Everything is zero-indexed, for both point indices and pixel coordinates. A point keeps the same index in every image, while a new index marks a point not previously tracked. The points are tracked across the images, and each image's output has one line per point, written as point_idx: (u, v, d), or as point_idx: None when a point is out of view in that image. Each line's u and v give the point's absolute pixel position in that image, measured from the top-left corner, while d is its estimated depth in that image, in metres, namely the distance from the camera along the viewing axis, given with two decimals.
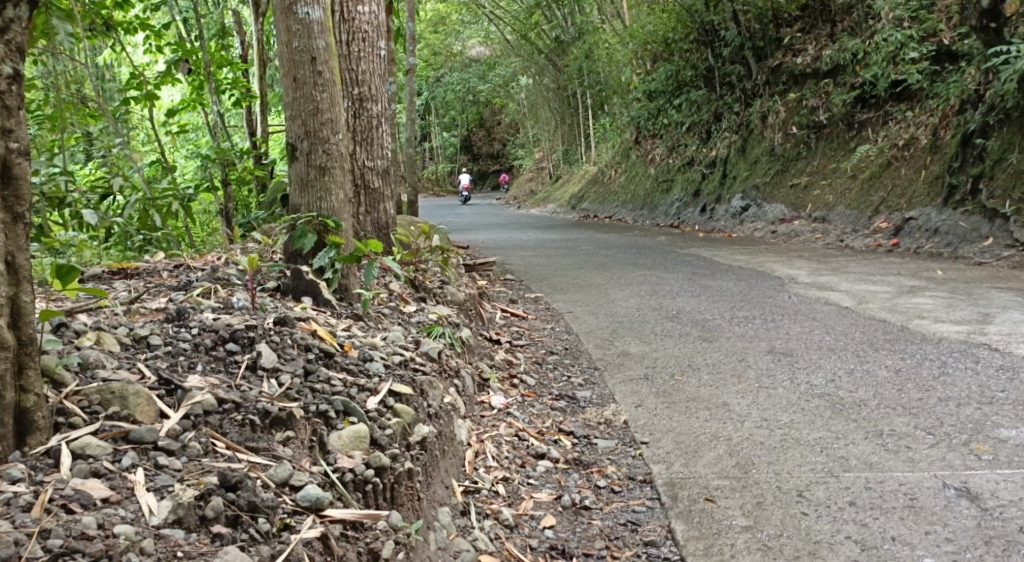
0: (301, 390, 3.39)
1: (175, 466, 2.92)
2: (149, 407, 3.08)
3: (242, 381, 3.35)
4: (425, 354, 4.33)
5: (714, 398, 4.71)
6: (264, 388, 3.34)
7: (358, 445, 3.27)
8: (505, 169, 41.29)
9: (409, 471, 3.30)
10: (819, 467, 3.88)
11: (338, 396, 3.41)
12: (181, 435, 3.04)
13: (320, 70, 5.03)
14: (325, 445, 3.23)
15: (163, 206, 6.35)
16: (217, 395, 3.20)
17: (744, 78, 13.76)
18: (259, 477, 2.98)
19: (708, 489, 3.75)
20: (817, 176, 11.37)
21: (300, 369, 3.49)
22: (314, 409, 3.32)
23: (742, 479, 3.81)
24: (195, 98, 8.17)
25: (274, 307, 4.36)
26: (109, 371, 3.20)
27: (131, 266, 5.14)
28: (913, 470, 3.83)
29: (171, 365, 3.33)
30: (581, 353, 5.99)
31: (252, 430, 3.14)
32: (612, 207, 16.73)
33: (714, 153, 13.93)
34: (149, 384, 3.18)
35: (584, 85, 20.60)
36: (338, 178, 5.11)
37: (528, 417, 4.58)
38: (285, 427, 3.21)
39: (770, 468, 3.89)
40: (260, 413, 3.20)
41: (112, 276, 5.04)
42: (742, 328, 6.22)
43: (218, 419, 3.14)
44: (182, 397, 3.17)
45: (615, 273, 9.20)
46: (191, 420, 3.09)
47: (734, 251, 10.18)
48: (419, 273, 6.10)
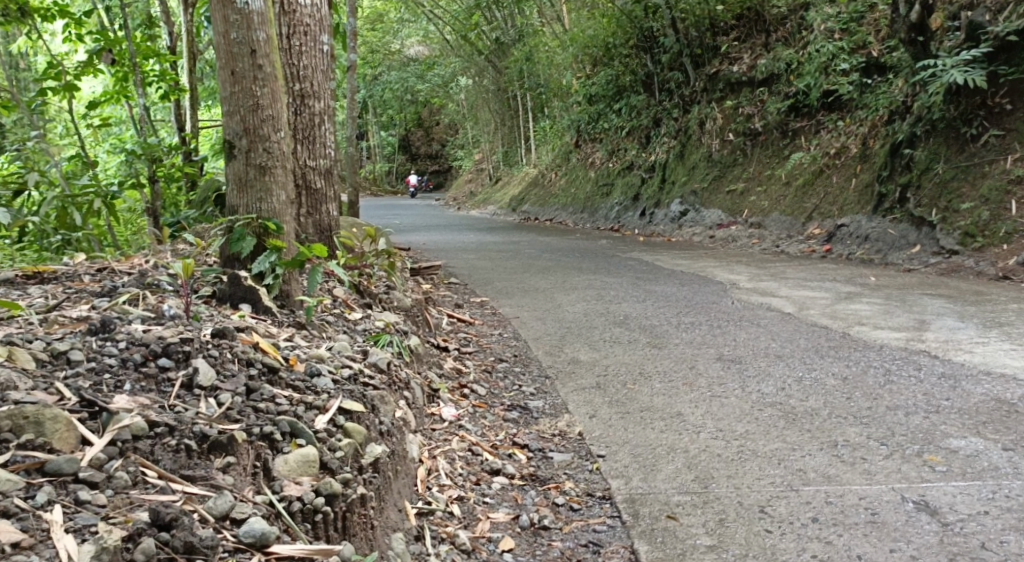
0: (242, 410, 3.16)
1: (99, 501, 2.69)
2: (69, 433, 2.82)
3: (177, 401, 3.10)
4: (373, 365, 4.15)
5: (669, 407, 4.51)
6: (202, 408, 3.10)
7: (307, 471, 3.05)
8: (443, 171, 40.96)
9: (362, 497, 3.09)
10: (778, 480, 3.73)
11: (284, 416, 3.18)
12: (105, 464, 2.80)
13: (260, 63, 4.78)
14: (270, 471, 3.01)
15: None
16: (148, 418, 2.96)
17: (682, 85, 13.72)
18: (195, 510, 2.77)
19: (670, 505, 3.60)
20: (753, 182, 11.35)
21: (242, 388, 3.25)
22: (258, 431, 3.08)
23: (702, 495, 3.65)
24: (119, 90, 7.82)
25: (208, 317, 4.15)
26: (22, 393, 2.92)
27: (47, 270, 4.94)
28: (870, 483, 3.70)
29: (95, 385, 3.06)
30: (530, 360, 5.83)
31: (188, 456, 2.92)
32: (553, 210, 16.63)
33: (653, 157, 13.89)
34: (69, 407, 2.92)
35: (524, 87, 20.83)
36: (279, 178, 4.88)
37: (480, 429, 4.40)
38: (225, 451, 2.97)
39: (730, 482, 3.73)
40: (197, 437, 2.97)
41: (27, 280, 4.86)
42: (690, 335, 6.12)
43: (149, 446, 2.90)
44: (107, 421, 2.92)
45: (558, 277, 9.07)
46: (118, 446, 2.85)
47: (676, 255, 10.12)
48: (364, 278, 5.88)
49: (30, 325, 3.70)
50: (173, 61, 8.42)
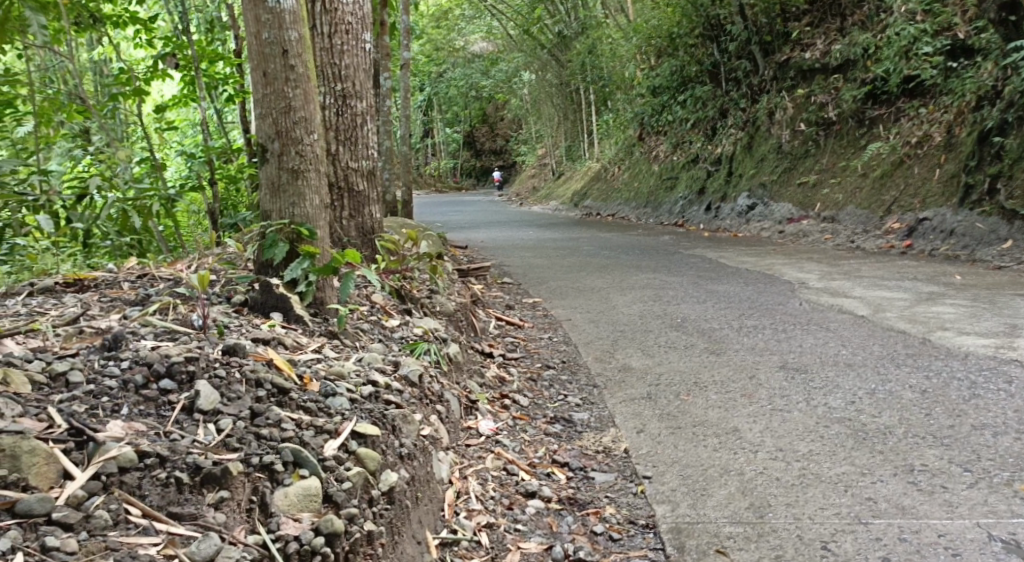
0: (243, 437, 2.98)
1: (68, 548, 2.54)
2: (48, 467, 2.68)
3: (174, 428, 2.95)
4: (403, 378, 3.94)
5: (725, 422, 4.21)
6: (199, 435, 2.94)
7: (308, 506, 2.88)
8: (507, 166, 40.77)
9: (367, 534, 2.94)
10: (844, 512, 3.41)
11: (288, 444, 3.00)
12: (85, 502, 2.65)
13: (292, 64, 4.59)
14: (268, 506, 2.85)
15: (143, 207, 5.99)
16: (138, 448, 2.80)
17: (750, 74, 13.26)
18: (176, 555, 2.61)
19: (719, 538, 3.32)
20: (825, 174, 10.89)
21: (246, 411, 3.08)
22: (257, 461, 2.91)
23: (757, 526, 3.36)
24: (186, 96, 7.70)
25: (236, 327, 3.93)
26: (7, 421, 2.77)
27: (87, 277, 4.70)
28: (952, 517, 3.36)
29: (90, 410, 2.92)
30: (579, 367, 5.56)
31: (177, 491, 2.76)
32: (615, 205, 16.29)
33: (720, 150, 13.47)
34: (54, 437, 2.77)
35: (586, 80, 20.51)
36: (312, 182, 4.69)
37: (519, 446, 4.14)
38: (219, 485, 2.81)
39: (789, 511, 3.43)
40: (190, 468, 2.81)
41: (67, 288, 4.62)
42: (752, 340, 5.78)
43: (136, 479, 2.75)
44: (93, 451, 2.77)
45: (616, 276, 8.76)
46: (101, 480, 2.70)
47: (741, 252, 9.73)
48: (406, 281, 5.69)
49: (49, 338, 3.49)
50: (237, 66, 8.28)
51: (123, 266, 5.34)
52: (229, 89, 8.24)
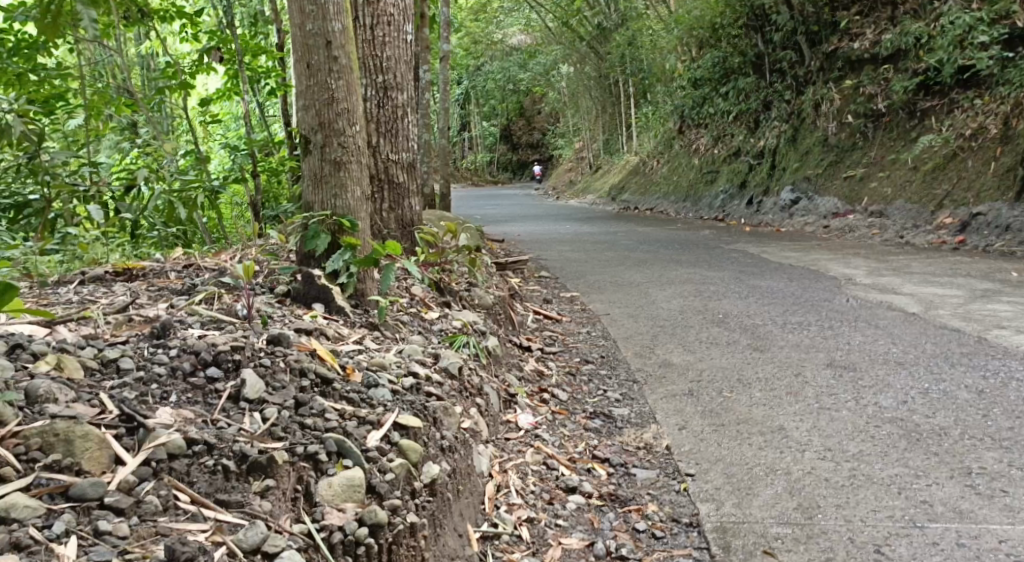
0: (288, 426, 3.00)
1: (120, 533, 2.56)
2: (100, 452, 2.71)
3: (221, 416, 2.97)
4: (443, 370, 3.95)
5: (769, 420, 4.16)
6: (245, 424, 2.96)
7: (351, 496, 2.88)
8: (544, 160, 40.70)
9: (411, 526, 2.93)
10: (898, 515, 3.36)
11: (332, 434, 3.01)
12: (135, 487, 2.68)
13: (336, 55, 4.60)
14: (312, 496, 2.85)
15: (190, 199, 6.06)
16: (187, 436, 2.83)
17: (796, 65, 13.10)
18: (223, 542, 2.62)
19: (766, 538, 3.28)
20: (873, 167, 10.74)
21: (290, 401, 3.10)
22: (302, 450, 2.92)
23: (806, 528, 3.32)
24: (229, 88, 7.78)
25: (280, 318, 3.96)
26: (61, 406, 2.81)
27: (136, 266, 4.76)
28: (1013, 522, 3.30)
29: (140, 397, 2.96)
30: (619, 362, 5.53)
31: (224, 479, 2.78)
32: (654, 199, 16.20)
33: (762, 143, 13.34)
34: (106, 423, 2.81)
35: (626, 73, 20.42)
36: (354, 173, 4.70)
37: (558, 440, 4.13)
38: (264, 474, 2.83)
39: (839, 513, 3.38)
40: (237, 457, 2.83)
41: (116, 277, 4.67)
42: (797, 336, 5.71)
43: (185, 466, 2.77)
44: (144, 437, 2.80)
45: (655, 270, 8.70)
46: (151, 466, 2.73)
47: (785, 247, 9.63)
48: (444, 275, 5.69)
49: (100, 325, 3.53)
50: (279, 59, 8.33)
51: (170, 256, 5.39)
52: (272, 82, 8.30)
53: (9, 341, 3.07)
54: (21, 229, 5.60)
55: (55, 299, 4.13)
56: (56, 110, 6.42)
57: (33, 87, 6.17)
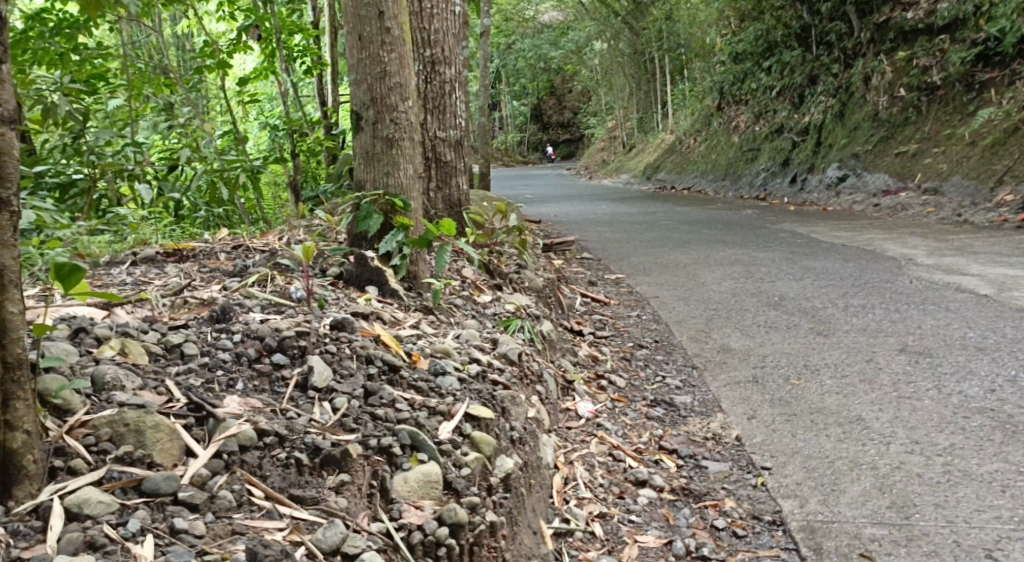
0: (359, 417, 2.89)
1: (196, 531, 2.42)
2: (171, 444, 2.62)
3: (290, 406, 2.87)
4: (503, 356, 3.91)
5: (846, 410, 4.06)
6: (315, 414, 2.86)
7: (428, 493, 2.76)
8: (575, 139, 40.36)
9: (491, 525, 2.80)
10: (1003, 515, 3.23)
11: (404, 426, 2.89)
12: (208, 482, 2.56)
13: (388, 26, 4.45)
14: (388, 492, 2.73)
15: (232, 178, 6.08)
16: (258, 427, 2.73)
17: (844, 38, 12.83)
18: (302, 542, 2.48)
19: (862, 540, 3.14)
20: (927, 143, 10.45)
21: (359, 390, 2.99)
22: (375, 443, 2.81)
23: (905, 528, 3.19)
24: (266, 67, 7.73)
25: (335, 301, 3.86)
26: (128, 394, 2.73)
27: (186, 247, 4.65)
28: None
29: (206, 384, 2.86)
30: (675, 347, 5.36)
31: (298, 473, 2.67)
32: (691, 178, 15.98)
33: (808, 119, 13.09)
34: (175, 412, 2.72)
35: (662, 49, 20.17)
36: (407, 151, 4.56)
37: (621, 430, 4.09)
38: (339, 468, 2.71)
39: (939, 513, 3.25)
40: (309, 449, 2.73)
41: (167, 259, 4.57)
42: (862, 320, 5.53)
43: (257, 459, 2.66)
44: (214, 428, 2.70)
45: (700, 251, 8.51)
46: (223, 459, 2.62)
47: (835, 227, 9.41)
48: (494, 256, 5.58)
49: (156, 308, 3.42)
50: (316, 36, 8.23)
51: (217, 237, 5.30)
52: (307, 61, 8.21)
53: (71, 323, 2.99)
54: (67, 210, 5.56)
55: (109, 281, 4.03)
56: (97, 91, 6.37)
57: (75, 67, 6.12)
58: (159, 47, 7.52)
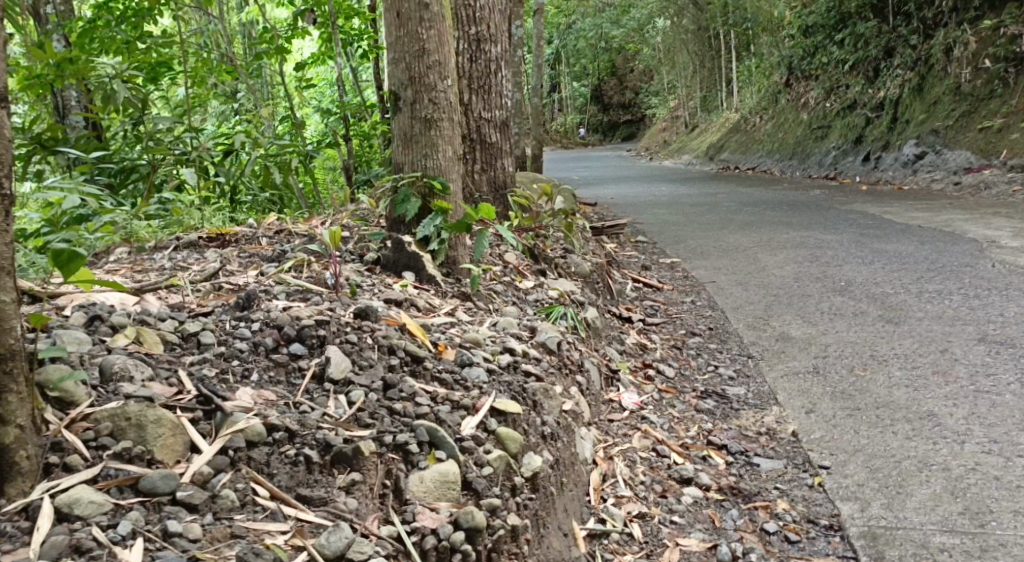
0: (376, 411, 2.85)
1: (190, 535, 2.40)
2: (174, 440, 2.58)
3: (303, 399, 2.84)
4: (540, 345, 3.81)
5: (915, 405, 3.86)
6: (329, 409, 2.83)
7: (445, 494, 2.72)
8: (637, 120, 39.88)
9: (511, 530, 2.78)
10: None
11: (423, 422, 2.84)
12: (210, 480, 2.54)
13: (427, 3, 4.31)
14: (402, 493, 2.69)
15: (285, 162, 5.97)
16: (267, 421, 2.70)
17: (924, 6, 12.28)
18: (304, 547, 2.45)
19: (929, 551, 2.99)
20: (1015, 117, 9.98)
21: (378, 382, 2.95)
22: (391, 440, 2.76)
23: (979, 539, 3.03)
24: (324, 51, 7.68)
25: (369, 287, 3.75)
26: (136, 386, 2.69)
27: (229, 232, 4.57)
28: None
29: (220, 375, 2.84)
30: (729, 335, 5.17)
31: (306, 471, 2.65)
32: (755, 158, 15.62)
33: (883, 94, 12.66)
34: (183, 405, 2.69)
35: (727, 25, 19.74)
36: (446, 132, 4.44)
37: (668, 422, 3.97)
38: (351, 467, 2.68)
39: (1017, 522, 3.08)
40: (320, 446, 2.69)
41: (209, 243, 4.50)
42: (936, 307, 5.28)
43: (265, 456, 2.64)
44: (221, 422, 2.67)
45: (763, 234, 8.26)
46: (228, 456, 2.60)
47: (908, 207, 9.08)
48: (540, 240, 5.45)
49: (187, 293, 3.36)
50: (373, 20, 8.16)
51: (263, 221, 5.23)
52: (364, 46, 8.11)
53: (88, 310, 2.98)
54: (128, 195, 5.53)
55: (148, 266, 3.97)
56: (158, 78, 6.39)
57: (136, 53, 6.13)
58: (223, 38, 7.55)
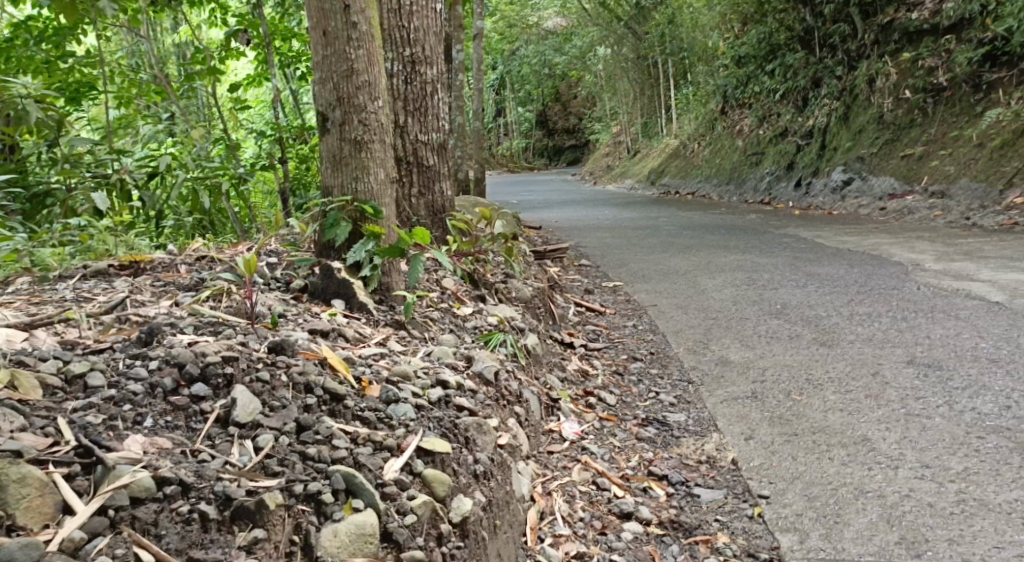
0: (286, 459, 2.76)
1: None
2: (42, 501, 2.49)
3: (204, 446, 2.74)
4: (477, 375, 3.63)
5: (850, 429, 3.93)
6: (233, 457, 2.73)
7: (361, 547, 2.65)
8: (581, 146, 39.99)
9: None
10: None
11: (339, 468, 2.76)
12: (84, 545, 2.45)
13: (355, 21, 4.11)
14: (313, 548, 2.62)
15: (214, 186, 5.76)
16: (159, 475, 2.60)
17: (847, 39, 12.57)
18: None
19: None
20: (934, 145, 10.13)
21: (290, 425, 2.85)
22: (301, 490, 2.69)
23: None
24: (260, 73, 7.42)
25: (293, 317, 3.56)
26: (3, 439, 2.58)
27: (143, 260, 4.32)
28: None
29: (107, 423, 2.72)
30: (671, 360, 5.05)
31: (202, 529, 2.55)
32: (694, 183, 15.63)
33: (812, 122, 12.73)
34: (57, 459, 2.59)
35: (665, 53, 19.86)
36: (377, 154, 4.23)
37: (608, 453, 3.86)
38: (254, 523, 2.59)
39: (953, 550, 3.19)
40: (220, 500, 2.60)
41: (120, 272, 4.23)
42: (868, 330, 5.28)
43: (153, 514, 2.54)
44: (102, 476, 2.57)
45: (702, 257, 8.19)
46: (107, 515, 2.50)
47: (839, 231, 9.12)
48: (480, 265, 5.24)
49: (85, 330, 3.18)
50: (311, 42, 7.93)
51: (185, 247, 4.97)
52: (303, 68, 7.86)
53: None
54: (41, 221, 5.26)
55: (48, 298, 3.70)
56: (81, 100, 6.20)
57: (57, 73, 5.91)
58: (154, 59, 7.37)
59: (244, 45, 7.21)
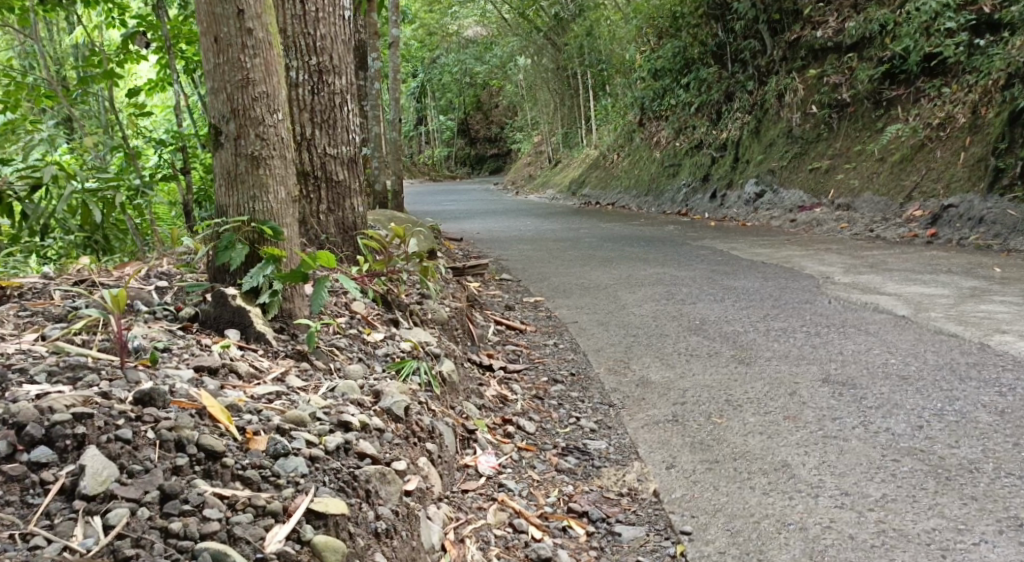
0: (141, 539, 2.53)
1: None
2: None
3: (41, 529, 2.51)
4: (385, 412, 3.36)
5: (769, 454, 3.76)
6: (75, 540, 2.50)
7: None
8: (504, 155, 39.75)
9: None
10: None
11: (208, 545, 2.55)
12: None
13: (249, 27, 3.80)
14: None
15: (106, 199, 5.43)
16: None
17: (758, 55, 12.67)
18: None
19: None
20: (839, 159, 10.28)
21: (151, 495, 2.61)
22: None
23: None
24: (162, 79, 7.02)
25: (174, 355, 3.29)
26: None
27: (12, 284, 3.95)
28: None
29: None
30: (592, 382, 4.83)
31: None
32: (614, 194, 15.54)
33: (726, 135, 12.74)
34: None
35: (584, 65, 19.80)
36: (277, 171, 3.92)
37: (526, 489, 3.60)
38: None
39: None
40: None
41: None
42: (784, 346, 5.15)
43: None
44: None
45: (622, 270, 8.01)
46: None
47: (753, 242, 9.08)
48: (393, 285, 4.94)
49: None
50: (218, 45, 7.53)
51: (69, 267, 4.60)
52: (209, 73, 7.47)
53: None
54: None
55: None
56: None
57: None
58: (50, 59, 6.99)
59: (145, 49, 6.81)
